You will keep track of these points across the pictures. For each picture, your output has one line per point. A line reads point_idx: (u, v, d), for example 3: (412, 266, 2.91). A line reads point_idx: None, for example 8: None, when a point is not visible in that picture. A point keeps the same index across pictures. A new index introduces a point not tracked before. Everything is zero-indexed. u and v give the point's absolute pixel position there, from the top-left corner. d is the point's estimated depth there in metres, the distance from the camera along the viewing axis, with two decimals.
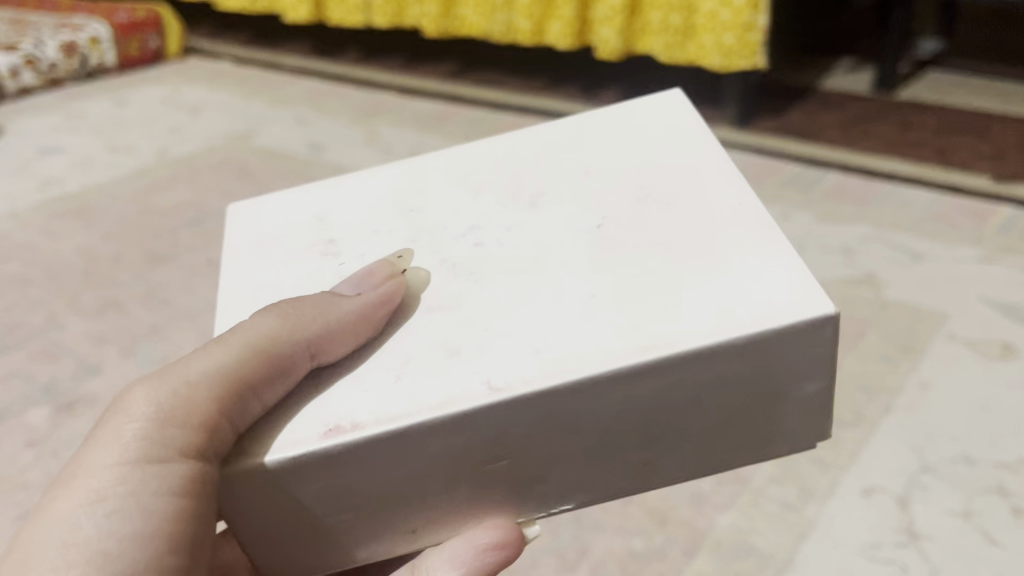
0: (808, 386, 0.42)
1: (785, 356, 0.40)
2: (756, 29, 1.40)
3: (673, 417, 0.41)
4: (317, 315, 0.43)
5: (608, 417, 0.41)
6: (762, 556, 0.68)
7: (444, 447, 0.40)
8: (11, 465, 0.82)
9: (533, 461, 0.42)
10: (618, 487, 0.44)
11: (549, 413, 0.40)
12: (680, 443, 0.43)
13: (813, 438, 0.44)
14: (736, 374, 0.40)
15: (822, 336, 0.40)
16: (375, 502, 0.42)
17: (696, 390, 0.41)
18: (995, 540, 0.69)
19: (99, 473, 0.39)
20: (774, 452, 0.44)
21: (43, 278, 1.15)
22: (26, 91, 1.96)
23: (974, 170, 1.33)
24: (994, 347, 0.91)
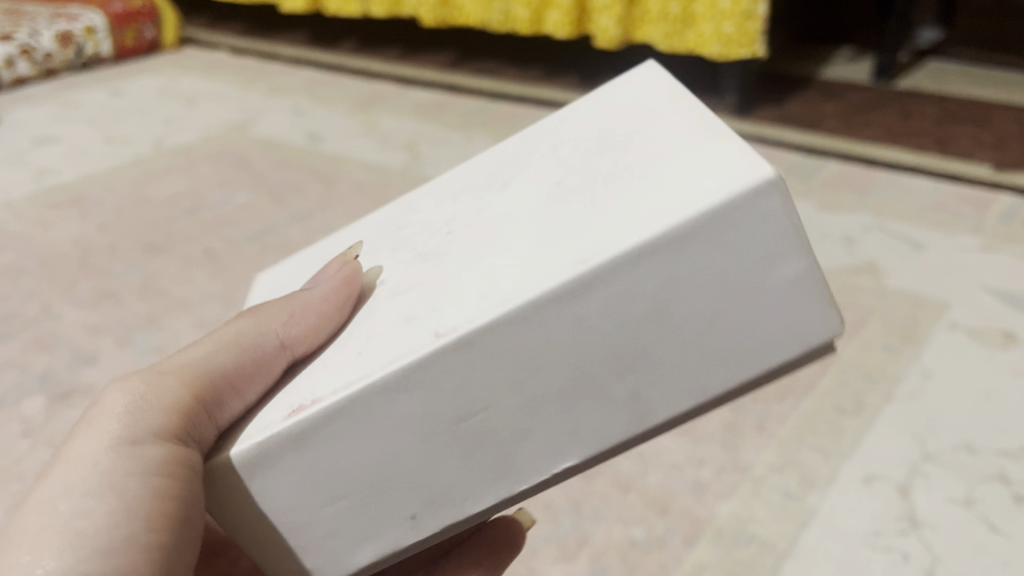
0: (782, 268, 0.33)
1: (734, 243, 0.33)
2: (756, 17, 1.39)
3: (639, 341, 0.35)
4: (283, 311, 0.45)
5: (554, 353, 0.35)
6: (763, 544, 0.68)
7: (403, 412, 0.37)
8: (5, 455, 0.82)
9: (503, 416, 0.36)
10: (609, 433, 0.36)
11: (486, 350, 0.35)
12: (656, 372, 0.35)
13: (825, 327, 0.34)
14: (692, 276, 0.33)
15: (769, 205, 0.32)
16: (368, 490, 0.39)
17: (643, 307, 0.34)
18: (998, 528, 0.68)
19: (78, 461, 0.40)
20: (780, 356, 0.35)
21: (38, 268, 1.14)
22: (20, 81, 1.92)
23: (975, 158, 1.32)
24: (995, 335, 0.90)
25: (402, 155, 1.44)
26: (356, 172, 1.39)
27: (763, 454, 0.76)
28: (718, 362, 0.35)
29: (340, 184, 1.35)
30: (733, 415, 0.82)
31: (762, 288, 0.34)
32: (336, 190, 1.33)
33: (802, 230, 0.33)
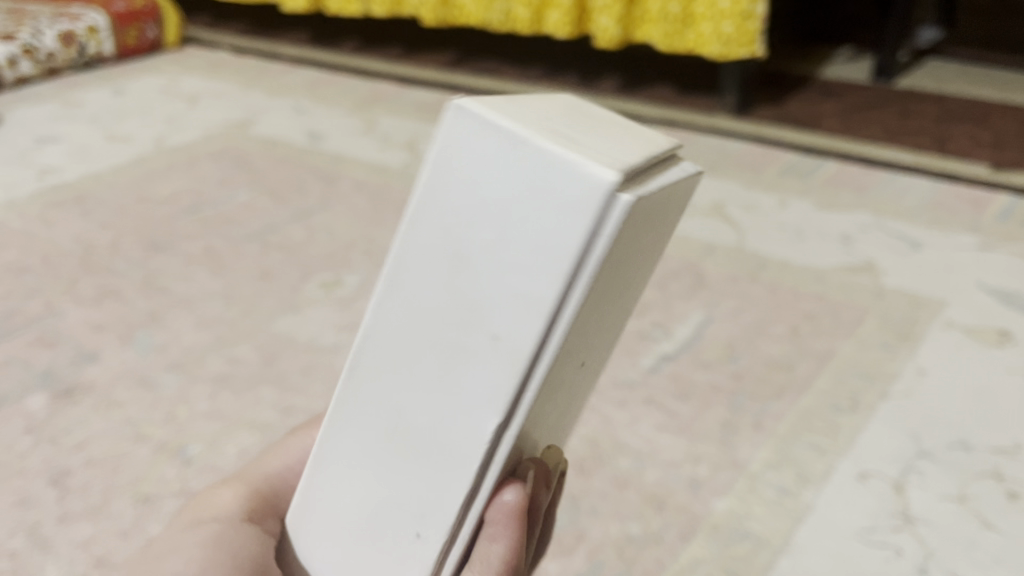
0: (506, 158, 0.28)
1: (456, 179, 0.29)
2: (755, 17, 1.40)
3: (456, 317, 0.30)
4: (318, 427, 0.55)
5: (387, 353, 0.33)
6: (757, 540, 0.68)
7: (341, 443, 0.36)
8: (8, 451, 0.82)
9: (392, 428, 0.34)
10: (498, 386, 0.30)
11: (343, 400, 0.35)
12: (489, 314, 0.29)
13: (584, 181, 0.26)
14: (460, 228, 0.29)
15: (455, 138, 0.29)
16: (367, 525, 0.36)
17: (430, 281, 0.30)
18: (991, 524, 0.69)
19: (178, 540, 0.47)
20: (575, 236, 0.27)
21: (40, 265, 1.14)
22: (23, 80, 1.91)
23: (973, 157, 1.33)
24: (991, 333, 0.91)
25: (402, 155, 1.45)
26: (357, 171, 1.40)
27: (760, 451, 0.77)
28: (535, 271, 0.28)
29: (341, 183, 1.36)
30: (730, 412, 0.82)
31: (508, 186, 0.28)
32: (337, 189, 1.34)
33: (500, 125, 0.27)
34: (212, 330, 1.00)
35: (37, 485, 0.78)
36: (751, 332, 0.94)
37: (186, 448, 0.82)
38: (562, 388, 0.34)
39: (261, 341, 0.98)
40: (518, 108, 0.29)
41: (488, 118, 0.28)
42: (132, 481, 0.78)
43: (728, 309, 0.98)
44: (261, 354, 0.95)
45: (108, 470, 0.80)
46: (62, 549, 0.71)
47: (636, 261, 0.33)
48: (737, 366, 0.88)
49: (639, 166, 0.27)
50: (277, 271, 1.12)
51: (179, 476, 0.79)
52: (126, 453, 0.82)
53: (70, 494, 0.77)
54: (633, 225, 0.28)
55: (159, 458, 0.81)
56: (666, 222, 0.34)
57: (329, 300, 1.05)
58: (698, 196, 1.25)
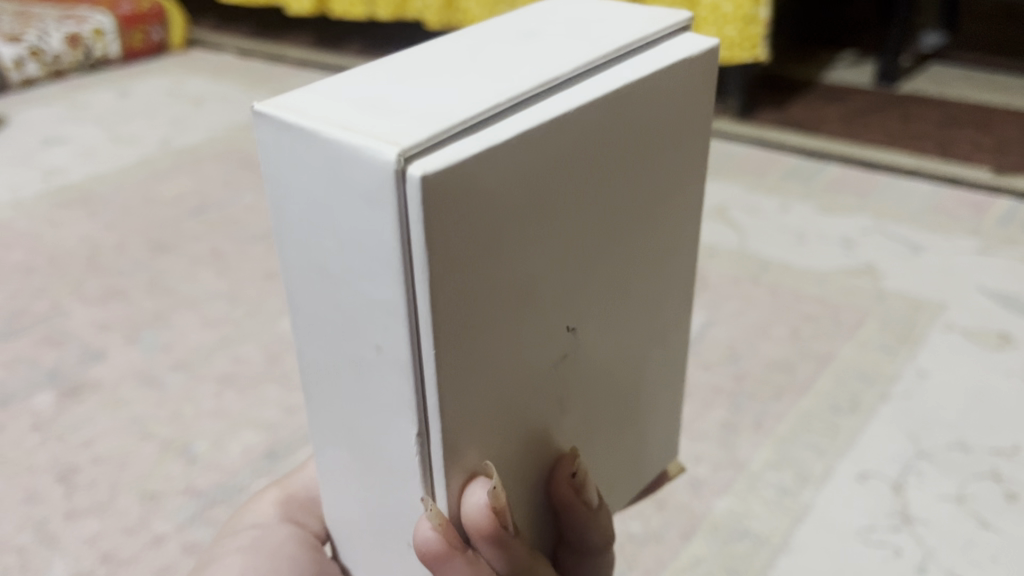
0: (320, 166, 0.34)
1: (302, 209, 0.37)
2: (757, 21, 1.41)
3: (349, 320, 0.38)
4: None
5: (319, 366, 0.41)
6: (757, 539, 0.69)
7: (329, 465, 0.45)
8: (16, 448, 0.83)
9: (350, 432, 0.42)
10: (394, 371, 0.37)
11: (311, 419, 0.44)
12: (367, 324, 0.37)
13: (375, 168, 0.32)
14: (327, 244, 0.36)
15: (288, 171, 0.36)
16: (377, 522, 0.44)
17: (323, 303, 0.38)
18: (990, 525, 0.69)
19: (235, 539, 0.55)
20: (393, 219, 0.33)
21: (46, 265, 1.16)
22: (29, 82, 1.93)
23: (974, 162, 1.33)
24: (991, 336, 0.92)
25: None
26: None
27: (760, 451, 0.78)
28: (378, 275, 0.35)
29: None
30: (730, 413, 0.83)
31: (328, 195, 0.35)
32: None
33: (298, 128, 0.34)
34: (217, 330, 1.00)
35: (44, 483, 0.79)
36: (752, 334, 0.94)
37: (191, 447, 0.83)
38: (494, 358, 0.39)
39: (266, 341, 0.98)
40: (319, 99, 0.36)
41: (289, 123, 0.34)
42: (138, 478, 0.79)
43: (729, 311, 0.99)
44: (266, 353, 0.96)
45: (114, 467, 0.80)
46: (69, 545, 0.72)
47: (529, 230, 0.38)
48: (737, 368, 0.89)
49: (433, 137, 0.32)
50: (282, 272, 1.13)
51: (185, 474, 0.80)
52: (132, 451, 0.82)
53: (76, 491, 0.78)
54: (449, 199, 0.33)
55: (165, 456, 0.82)
56: (557, 182, 0.38)
57: None
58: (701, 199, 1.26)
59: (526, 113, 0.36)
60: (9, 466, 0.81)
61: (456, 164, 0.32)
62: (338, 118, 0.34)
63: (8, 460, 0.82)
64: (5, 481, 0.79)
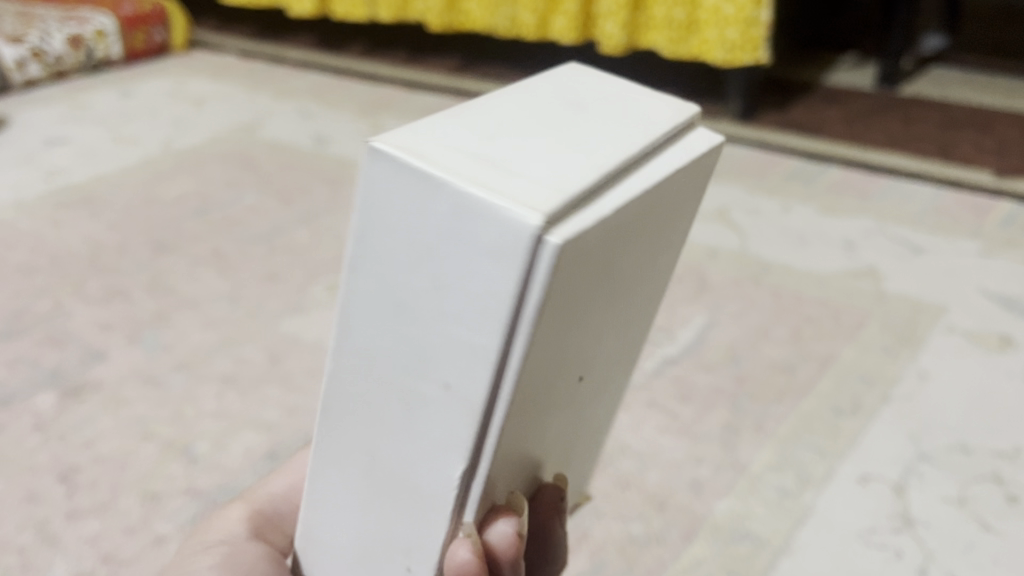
0: (434, 208, 0.30)
1: (384, 239, 0.32)
2: (759, 24, 1.41)
3: (413, 364, 0.33)
4: None
5: (354, 397, 0.37)
6: (758, 541, 0.69)
7: (330, 481, 0.41)
8: (17, 448, 0.83)
9: (377, 469, 0.38)
10: (455, 427, 0.33)
11: (323, 441, 0.39)
12: (436, 371, 0.33)
13: (510, 229, 0.28)
14: (404, 281, 0.32)
15: (381, 195, 0.31)
16: (364, 549, 0.41)
17: (384, 339, 0.34)
18: (991, 527, 0.69)
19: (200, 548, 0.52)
20: (509, 281, 0.29)
21: (48, 266, 1.16)
22: (31, 82, 1.93)
23: (976, 164, 1.33)
24: (992, 338, 0.92)
25: None
26: None
27: (761, 453, 0.78)
28: (475, 322, 0.31)
29: (347, 188, 1.37)
30: (731, 415, 0.83)
31: (440, 237, 0.30)
32: (344, 193, 1.34)
33: (413, 164, 0.29)
34: (219, 331, 1.01)
35: (45, 482, 0.79)
36: (753, 336, 0.94)
37: (192, 447, 0.83)
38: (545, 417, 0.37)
39: (268, 341, 0.98)
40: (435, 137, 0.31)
41: (411, 161, 0.30)
42: (139, 478, 0.79)
43: (731, 313, 0.99)
44: (267, 354, 0.96)
45: (116, 467, 0.80)
46: (70, 544, 0.72)
47: (599, 286, 0.35)
48: (739, 369, 0.89)
49: (572, 199, 0.29)
50: (284, 273, 1.13)
51: (186, 474, 0.80)
52: (134, 450, 0.82)
53: (78, 490, 0.78)
54: (567, 268, 0.30)
55: (166, 456, 0.82)
56: (632, 240, 0.36)
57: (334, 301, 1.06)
58: (703, 201, 1.26)
59: (634, 175, 0.33)
60: (10, 466, 0.81)
61: (588, 233, 0.29)
62: (466, 163, 0.29)
63: (10, 460, 0.82)
64: (7, 481, 0.79)
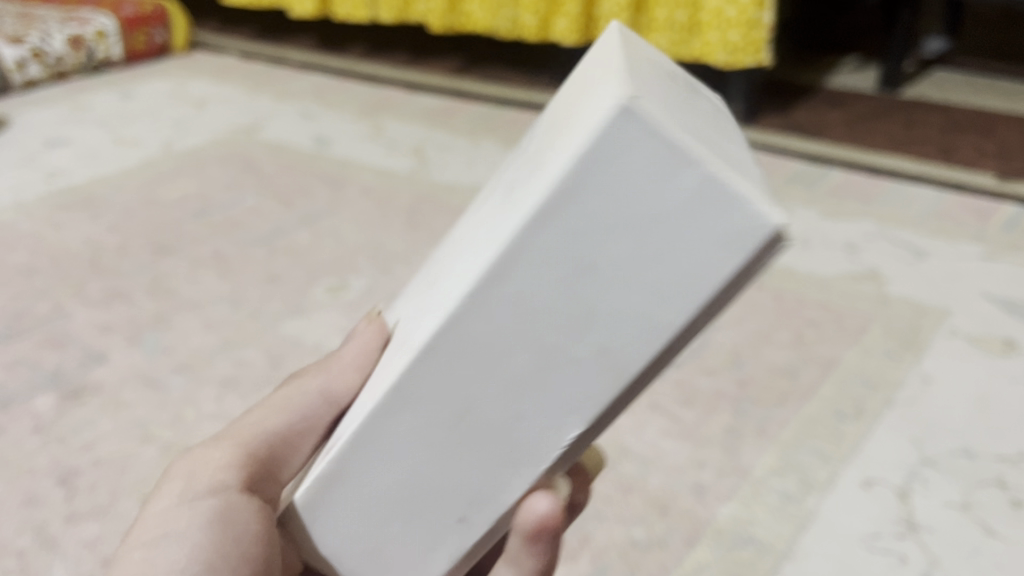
0: (676, 180, 0.30)
1: (591, 191, 0.31)
2: (761, 26, 1.40)
3: (575, 323, 0.33)
4: (319, 372, 0.50)
5: (482, 349, 0.34)
6: (761, 545, 0.68)
7: (396, 430, 0.37)
8: (16, 451, 0.83)
9: (479, 421, 0.36)
10: (596, 390, 0.34)
11: (413, 386, 0.36)
12: (603, 332, 0.33)
13: (750, 218, 0.29)
14: (593, 233, 0.31)
15: (625, 141, 0.30)
16: (410, 502, 0.39)
17: (549, 292, 0.33)
18: (995, 532, 0.69)
19: (168, 512, 0.43)
20: (719, 264, 0.30)
21: (48, 267, 1.15)
22: (31, 83, 1.93)
23: (978, 167, 1.33)
24: (995, 342, 0.91)
25: (409, 161, 1.45)
26: (364, 177, 1.40)
27: (764, 457, 0.78)
28: (669, 294, 0.31)
29: (348, 189, 1.36)
30: (734, 418, 0.83)
31: (668, 209, 0.30)
32: (344, 195, 1.34)
33: (671, 139, 0.29)
34: (219, 333, 1.00)
35: (45, 486, 0.79)
36: (755, 340, 0.94)
37: None
38: None
39: (268, 344, 0.98)
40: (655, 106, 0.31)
41: (666, 132, 0.29)
42: (139, 480, 0.79)
43: (733, 316, 0.98)
44: (268, 357, 0.96)
45: (116, 470, 0.80)
46: (69, 548, 0.72)
47: None
48: (741, 373, 0.89)
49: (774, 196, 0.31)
50: (284, 275, 1.12)
51: None
52: (133, 453, 0.82)
53: (77, 493, 0.78)
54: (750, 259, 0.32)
55: (166, 459, 0.81)
56: None
57: (335, 304, 1.05)
58: None
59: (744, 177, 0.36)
60: (9, 469, 0.81)
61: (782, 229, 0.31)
62: (702, 146, 0.30)
63: (9, 463, 0.82)
64: (6, 484, 0.79)
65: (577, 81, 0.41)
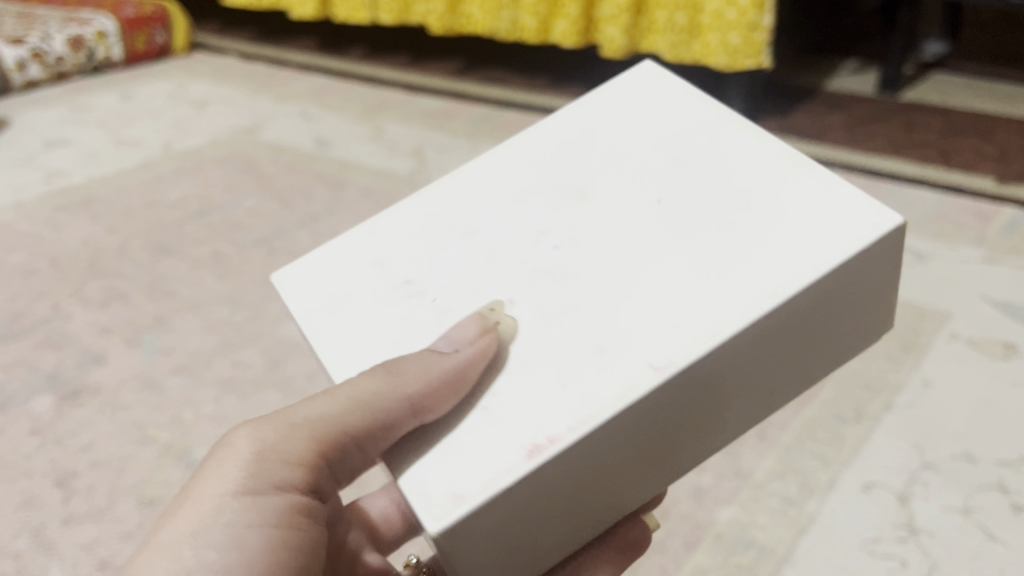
0: (879, 293, 0.49)
1: (849, 282, 0.46)
2: (761, 28, 1.40)
3: (787, 364, 0.47)
4: (419, 373, 0.44)
5: (734, 371, 0.45)
6: (761, 549, 0.68)
7: (616, 436, 0.42)
8: (14, 452, 0.83)
9: (690, 432, 0.46)
10: (754, 417, 0.49)
11: (684, 391, 0.43)
12: (787, 376, 0.48)
13: (879, 326, 0.52)
14: (828, 308, 0.46)
15: (890, 257, 0.47)
16: (579, 504, 0.44)
17: (794, 338, 0.46)
18: (996, 537, 0.68)
19: (207, 503, 0.43)
20: (852, 352, 0.52)
21: (48, 268, 1.15)
22: (32, 84, 1.93)
23: (978, 170, 1.32)
24: (996, 346, 0.91)
25: (409, 162, 1.45)
26: (364, 178, 1.39)
27: (764, 460, 0.77)
28: (826, 359, 0.50)
29: (348, 190, 1.36)
30: None
31: (860, 304, 0.48)
32: (343, 196, 1.33)
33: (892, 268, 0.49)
34: (218, 334, 1.00)
35: (42, 488, 0.79)
36: None
37: (190, 452, 0.81)
38: None
39: (267, 345, 0.97)
40: None
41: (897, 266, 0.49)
42: (137, 482, 0.78)
43: None
44: (267, 357, 0.95)
45: (114, 472, 0.80)
46: (66, 550, 0.72)
47: None
48: None
49: None
50: None
51: (184, 480, 0.78)
52: (131, 455, 0.82)
53: (74, 495, 0.77)
54: None
55: (164, 461, 0.81)
56: None
57: None
58: None
59: None
60: (8, 470, 0.81)
61: None
62: None
63: (7, 465, 0.82)
64: (4, 486, 0.79)
65: (701, 152, 0.54)
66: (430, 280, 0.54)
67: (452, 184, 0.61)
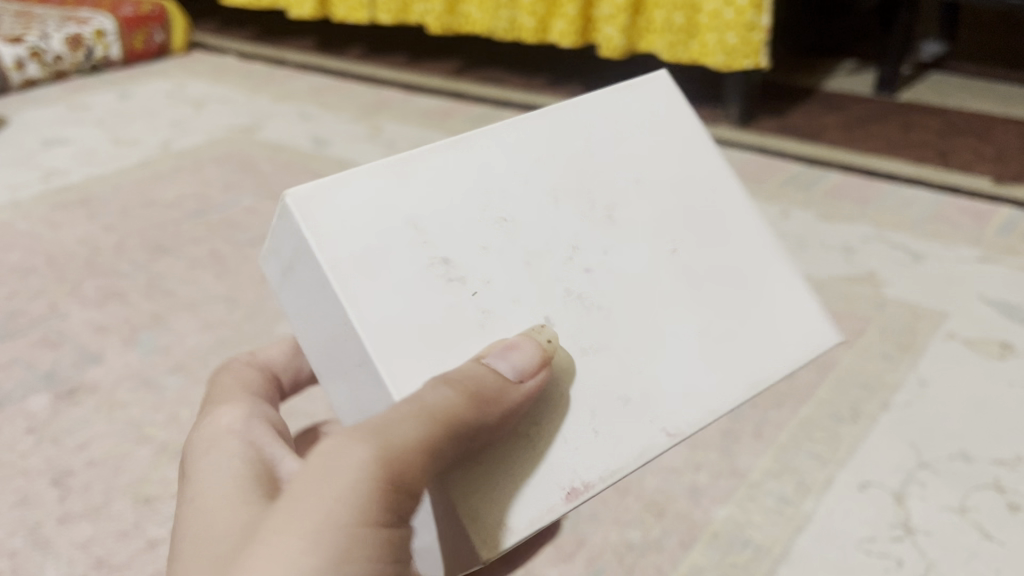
0: None
1: None
2: (759, 28, 1.40)
3: None
4: (498, 397, 0.41)
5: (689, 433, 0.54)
6: (757, 548, 0.68)
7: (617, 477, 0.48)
8: (10, 451, 0.83)
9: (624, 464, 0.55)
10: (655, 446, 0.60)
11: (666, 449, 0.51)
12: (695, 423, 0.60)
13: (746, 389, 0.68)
14: None
15: None
16: None
17: None
18: (993, 536, 0.68)
19: (323, 540, 0.34)
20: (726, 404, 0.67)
21: (45, 267, 1.15)
22: (30, 83, 1.93)
23: (975, 171, 1.32)
24: (993, 345, 0.91)
25: None
26: None
27: (760, 459, 0.77)
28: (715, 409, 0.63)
29: None
30: (730, 420, 0.82)
31: None
32: None
33: None
34: (215, 333, 1.00)
35: (37, 486, 0.78)
36: None
37: None
38: None
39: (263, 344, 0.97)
40: None
41: None
42: (133, 481, 0.78)
43: None
44: None
45: (110, 471, 0.80)
46: (61, 549, 0.72)
47: None
48: None
49: None
50: None
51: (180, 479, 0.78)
52: (127, 454, 0.82)
53: (70, 494, 0.77)
54: None
55: (160, 459, 0.81)
56: None
57: None
58: None
59: None
60: (3, 469, 0.81)
61: None
62: None
63: (2, 463, 0.81)
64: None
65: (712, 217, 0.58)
66: (471, 266, 0.46)
67: (481, 143, 0.50)
